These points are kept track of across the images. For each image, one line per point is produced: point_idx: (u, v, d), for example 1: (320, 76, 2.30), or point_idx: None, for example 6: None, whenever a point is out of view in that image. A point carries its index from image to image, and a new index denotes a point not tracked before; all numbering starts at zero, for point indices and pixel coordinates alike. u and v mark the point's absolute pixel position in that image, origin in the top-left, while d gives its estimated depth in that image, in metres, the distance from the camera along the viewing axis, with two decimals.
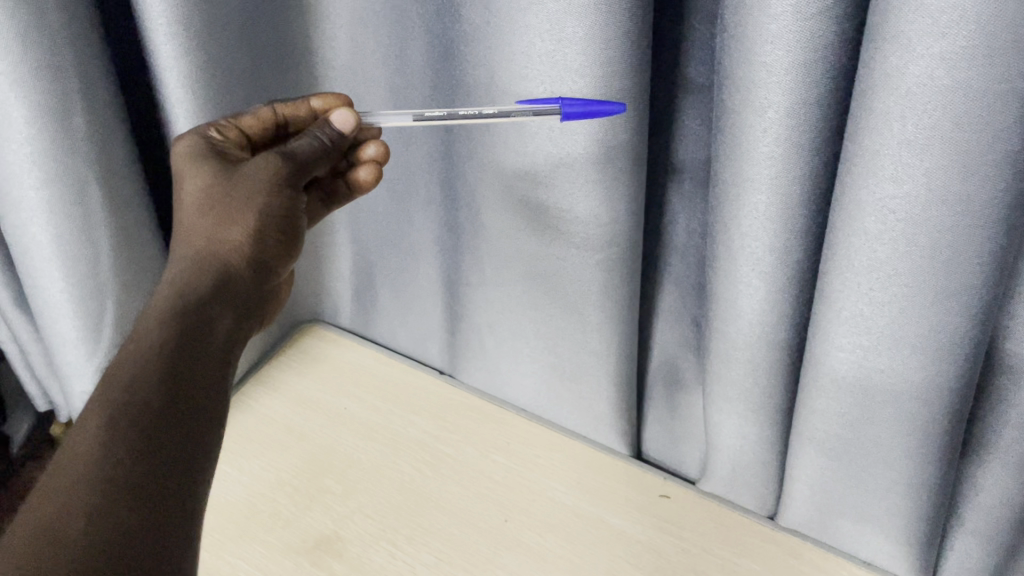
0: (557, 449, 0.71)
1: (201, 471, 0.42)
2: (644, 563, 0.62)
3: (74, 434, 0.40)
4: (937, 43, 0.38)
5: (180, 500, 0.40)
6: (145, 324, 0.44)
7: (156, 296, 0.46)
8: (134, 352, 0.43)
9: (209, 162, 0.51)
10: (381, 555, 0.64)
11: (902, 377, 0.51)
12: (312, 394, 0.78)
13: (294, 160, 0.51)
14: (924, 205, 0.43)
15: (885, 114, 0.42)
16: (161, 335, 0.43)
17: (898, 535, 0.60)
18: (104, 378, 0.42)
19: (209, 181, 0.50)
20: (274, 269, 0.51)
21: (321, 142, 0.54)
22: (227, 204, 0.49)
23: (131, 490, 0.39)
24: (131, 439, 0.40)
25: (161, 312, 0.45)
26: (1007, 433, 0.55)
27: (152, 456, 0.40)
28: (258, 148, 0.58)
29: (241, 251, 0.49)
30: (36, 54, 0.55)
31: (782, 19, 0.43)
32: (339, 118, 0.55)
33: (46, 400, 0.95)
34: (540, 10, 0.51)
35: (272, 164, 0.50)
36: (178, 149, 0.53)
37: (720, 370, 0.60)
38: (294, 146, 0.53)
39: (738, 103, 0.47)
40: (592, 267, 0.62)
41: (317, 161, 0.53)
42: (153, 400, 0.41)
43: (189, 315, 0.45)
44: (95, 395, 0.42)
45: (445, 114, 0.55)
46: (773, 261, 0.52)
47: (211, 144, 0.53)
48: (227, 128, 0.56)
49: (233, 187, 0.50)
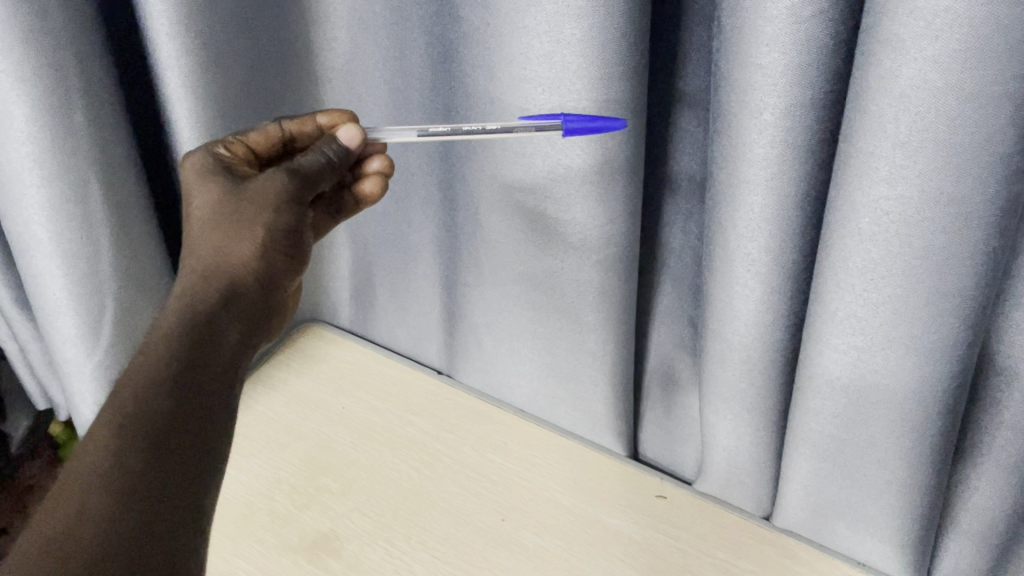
0: (554, 450, 0.72)
1: (209, 476, 0.42)
2: (640, 563, 0.62)
3: (85, 435, 0.41)
4: (930, 46, 0.39)
5: (186, 502, 0.40)
6: (153, 334, 0.44)
7: (165, 310, 0.47)
8: (143, 358, 0.43)
9: (216, 179, 0.51)
10: (378, 554, 0.64)
11: (895, 377, 0.51)
12: (311, 394, 0.78)
13: (301, 176, 0.51)
14: (917, 206, 0.44)
15: (879, 116, 0.42)
16: (168, 344, 0.44)
17: (892, 536, 0.60)
18: (115, 384, 0.43)
19: (216, 197, 0.50)
20: (282, 282, 0.52)
21: (328, 158, 0.54)
22: (235, 219, 0.49)
23: (141, 494, 0.39)
24: (142, 444, 0.40)
25: (169, 325, 0.45)
26: (1000, 434, 0.55)
27: (159, 455, 0.40)
28: (266, 164, 0.58)
29: (249, 266, 0.49)
30: (37, 53, 0.56)
31: (778, 22, 0.43)
32: (347, 135, 0.55)
33: (46, 400, 0.96)
34: (538, 12, 0.51)
35: (278, 180, 0.50)
36: (186, 167, 0.53)
37: (716, 371, 0.60)
38: (301, 161, 0.53)
39: (735, 105, 0.48)
40: (590, 268, 0.62)
41: (324, 175, 0.53)
42: (165, 404, 0.41)
43: (196, 326, 0.45)
44: (108, 399, 0.42)
45: (451, 130, 0.56)
46: (768, 263, 0.53)
47: (219, 161, 0.53)
48: (234, 144, 0.56)
49: (240, 203, 0.50)
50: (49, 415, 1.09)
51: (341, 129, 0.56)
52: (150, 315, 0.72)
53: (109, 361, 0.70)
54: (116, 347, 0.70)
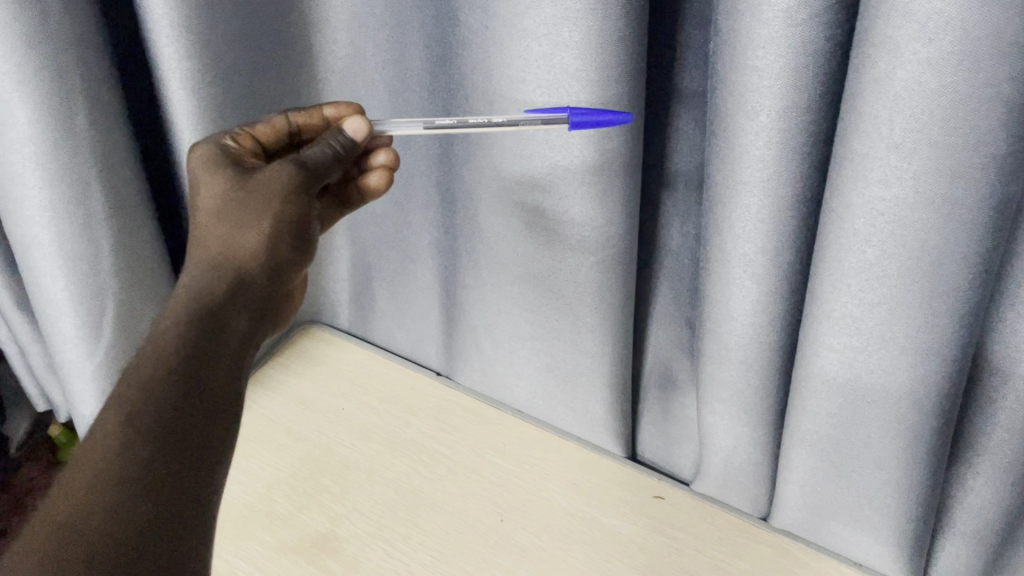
0: (553, 450, 0.72)
1: (214, 473, 0.42)
2: (638, 562, 0.63)
3: (92, 431, 0.41)
4: (924, 49, 0.39)
5: (191, 499, 0.40)
6: (162, 327, 0.45)
7: (172, 299, 0.47)
8: (149, 354, 0.43)
9: (223, 169, 0.51)
10: (377, 554, 0.64)
11: (891, 377, 0.51)
12: (312, 395, 0.78)
13: (307, 168, 0.52)
14: (912, 207, 0.44)
15: (873, 119, 0.43)
16: (175, 337, 0.44)
17: (888, 535, 0.60)
18: (121, 378, 0.43)
19: (223, 188, 0.50)
20: (287, 273, 0.52)
21: (334, 150, 0.54)
22: (242, 209, 0.50)
23: (146, 491, 0.39)
24: (148, 440, 0.40)
25: (177, 316, 0.45)
26: (996, 434, 0.56)
27: (165, 450, 0.40)
28: (272, 156, 0.59)
29: (256, 257, 0.49)
30: (39, 55, 0.56)
31: (773, 25, 0.44)
32: (352, 126, 0.55)
33: (45, 401, 0.96)
34: (535, 15, 0.51)
35: (286, 171, 0.51)
36: (194, 157, 0.53)
37: (713, 371, 0.61)
38: (308, 153, 0.53)
39: (730, 107, 0.48)
40: (588, 269, 0.62)
41: (331, 167, 0.54)
42: (171, 399, 0.42)
43: (203, 318, 0.46)
44: (113, 394, 0.42)
45: (457, 123, 0.55)
46: (765, 264, 0.53)
47: (226, 152, 0.54)
48: (241, 136, 0.56)
49: (248, 193, 0.50)
50: (49, 416, 1.10)
51: (347, 121, 0.56)
52: (150, 316, 0.72)
53: (110, 361, 0.70)
54: (116, 348, 0.70)
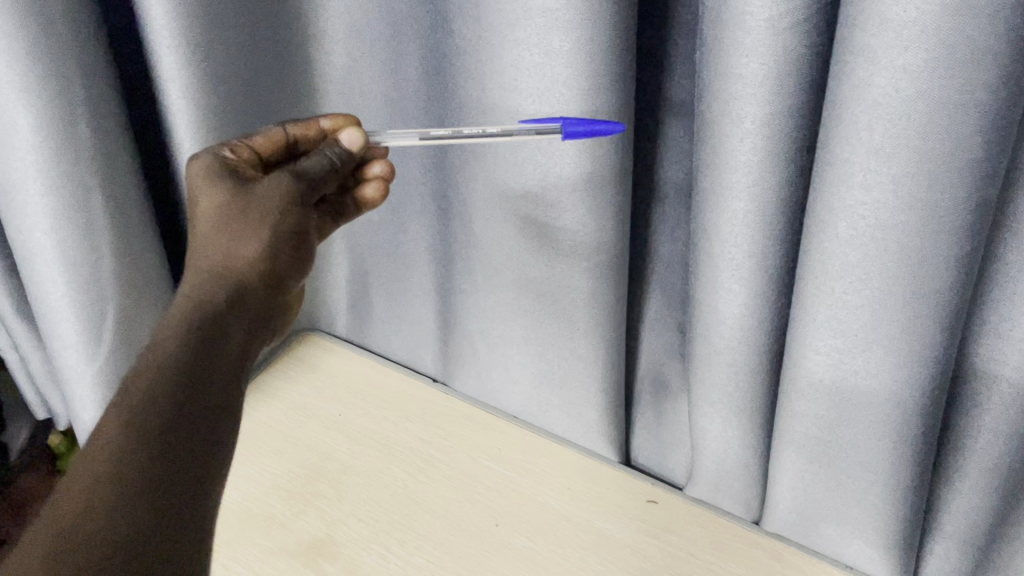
0: (547, 456, 0.73)
1: (214, 479, 0.43)
2: (632, 565, 0.63)
3: (95, 436, 0.42)
4: (901, 56, 0.40)
5: (191, 502, 0.41)
6: (164, 333, 0.46)
7: (173, 308, 0.48)
8: (151, 359, 0.44)
9: (223, 181, 0.53)
10: (374, 557, 0.65)
11: (877, 379, 0.52)
12: (310, 402, 0.79)
13: (305, 179, 0.53)
14: (892, 210, 0.45)
15: (853, 124, 0.44)
16: (176, 344, 0.45)
17: (877, 537, 0.61)
18: (124, 384, 0.44)
19: (224, 198, 0.52)
20: (286, 282, 0.53)
21: (331, 161, 0.55)
22: (241, 220, 0.51)
23: (148, 494, 0.40)
24: (147, 446, 0.41)
25: (178, 325, 0.46)
26: (981, 437, 0.56)
27: (165, 454, 0.41)
28: (270, 166, 0.60)
29: (255, 266, 0.50)
30: (43, 66, 0.57)
31: (756, 33, 0.45)
32: (348, 137, 0.57)
33: (44, 410, 0.97)
34: (527, 24, 0.53)
35: (284, 183, 0.52)
36: (193, 167, 0.54)
37: (703, 374, 0.61)
38: (305, 164, 0.54)
39: (716, 114, 0.50)
40: (580, 274, 0.63)
41: (328, 179, 0.55)
42: (170, 403, 0.42)
43: (204, 327, 0.47)
44: (116, 401, 0.43)
45: (452, 133, 0.57)
46: (752, 268, 0.54)
47: (225, 163, 0.55)
48: (240, 147, 0.57)
49: (247, 204, 0.51)
50: (48, 424, 1.11)
51: (343, 133, 0.57)
52: (150, 321, 0.73)
53: (109, 368, 0.71)
54: (116, 354, 0.71)
